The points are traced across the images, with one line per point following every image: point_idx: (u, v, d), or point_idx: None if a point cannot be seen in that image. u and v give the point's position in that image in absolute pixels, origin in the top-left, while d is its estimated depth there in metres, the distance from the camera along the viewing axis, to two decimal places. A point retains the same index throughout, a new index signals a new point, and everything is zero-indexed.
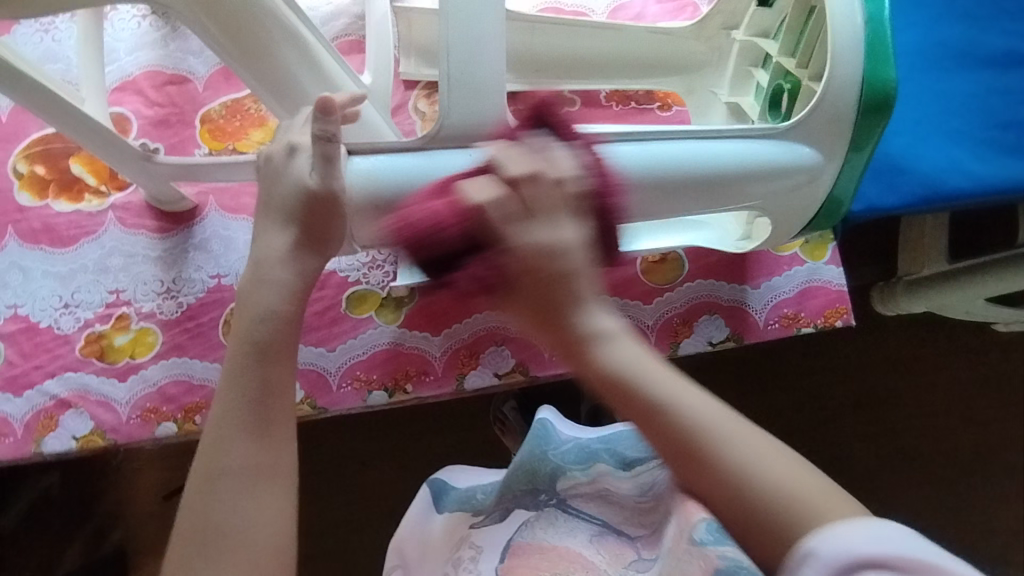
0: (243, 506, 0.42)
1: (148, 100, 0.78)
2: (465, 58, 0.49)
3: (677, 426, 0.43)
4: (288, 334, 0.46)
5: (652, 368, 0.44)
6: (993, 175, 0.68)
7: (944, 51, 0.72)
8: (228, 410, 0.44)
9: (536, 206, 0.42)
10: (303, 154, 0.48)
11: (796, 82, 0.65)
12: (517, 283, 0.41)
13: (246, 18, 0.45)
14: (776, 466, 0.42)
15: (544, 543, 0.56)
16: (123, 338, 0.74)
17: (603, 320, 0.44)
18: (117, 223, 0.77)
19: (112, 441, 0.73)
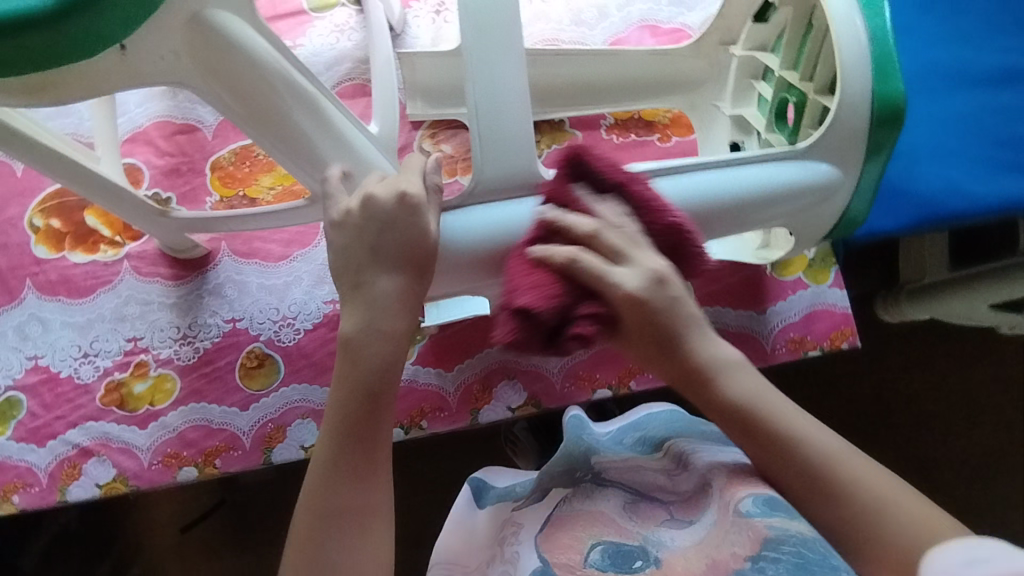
0: (347, 546, 0.47)
1: (158, 150, 0.80)
2: (493, 113, 0.50)
3: (801, 461, 0.47)
4: (389, 384, 0.50)
5: (756, 390, 0.49)
6: (990, 193, 0.69)
7: (939, 72, 0.72)
8: (338, 454, 0.49)
9: (613, 254, 0.48)
10: (421, 210, 0.50)
11: (800, 95, 0.63)
12: (622, 313, 0.48)
13: (258, 85, 0.46)
14: (888, 489, 0.46)
15: (580, 513, 0.56)
16: (142, 385, 0.76)
17: (719, 350, 0.50)
18: (133, 272, 0.79)
19: (135, 486, 0.74)
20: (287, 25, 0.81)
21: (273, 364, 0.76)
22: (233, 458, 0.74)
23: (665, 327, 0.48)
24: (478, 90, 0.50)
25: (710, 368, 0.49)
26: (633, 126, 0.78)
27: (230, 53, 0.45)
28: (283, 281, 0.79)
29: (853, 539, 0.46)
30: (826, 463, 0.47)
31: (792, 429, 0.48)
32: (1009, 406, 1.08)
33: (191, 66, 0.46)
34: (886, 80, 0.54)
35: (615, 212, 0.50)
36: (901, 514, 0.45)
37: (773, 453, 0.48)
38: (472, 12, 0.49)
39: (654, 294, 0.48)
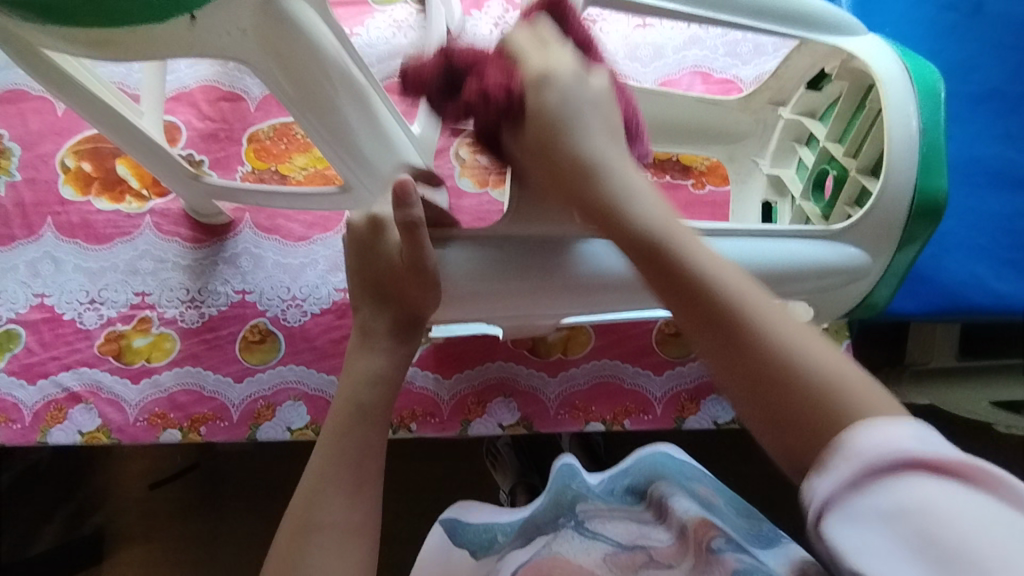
0: (327, 561, 0.45)
1: (200, 113, 0.80)
2: None
3: (634, 232, 0.43)
4: (389, 402, 0.52)
5: (697, 250, 0.41)
6: (1015, 295, 0.69)
7: (980, 168, 0.72)
8: (331, 468, 0.49)
9: (522, 52, 0.48)
10: (388, 227, 0.51)
11: (841, 169, 0.63)
12: (524, 121, 0.47)
13: (311, 68, 0.47)
14: (805, 350, 0.37)
15: (559, 555, 0.57)
16: (142, 341, 0.76)
17: (603, 152, 0.45)
18: (153, 227, 0.79)
19: (116, 440, 0.74)
20: (348, 13, 0.82)
21: (275, 341, 0.76)
22: (219, 428, 0.74)
23: (555, 118, 0.46)
24: None
25: (646, 237, 0.42)
26: (669, 168, 0.77)
27: (293, 33, 0.45)
28: (299, 262, 0.79)
29: (756, 403, 0.37)
30: (722, 298, 0.39)
31: (691, 263, 0.40)
32: None
33: (251, 41, 0.46)
34: (931, 173, 0.54)
35: (541, 28, 0.49)
36: (820, 370, 0.36)
37: (677, 290, 0.40)
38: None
39: (572, 80, 0.47)
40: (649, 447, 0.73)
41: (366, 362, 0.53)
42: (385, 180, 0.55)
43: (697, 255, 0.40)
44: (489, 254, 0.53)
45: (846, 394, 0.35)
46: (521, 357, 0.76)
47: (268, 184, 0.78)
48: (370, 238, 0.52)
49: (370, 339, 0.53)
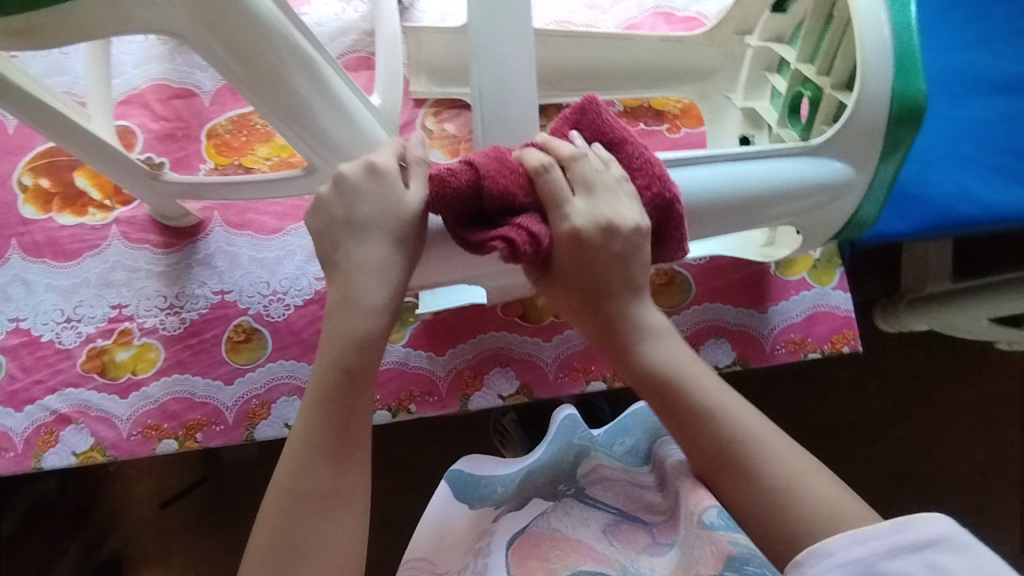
0: (320, 531, 0.45)
1: (154, 114, 0.78)
2: (500, 96, 0.48)
3: (706, 428, 0.48)
4: (374, 361, 0.48)
5: (701, 382, 0.50)
6: (1001, 202, 0.68)
7: (957, 77, 0.71)
8: (315, 433, 0.47)
9: (582, 185, 0.47)
10: (387, 177, 0.48)
11: (816, 89, 0.61)
12: (557, 254, 0.48)
13: (251, 37, 0.45)
14: (776, 474, 0.46)
15: (557, 534, 0.60)
16: (124, 354, 0.74)
17: (653, 318, 0.51)
18: (121, 237, 0.77)
19: (112, 457, 0.72)
20: None
21: (261, 339, 0.74)
22: (215, 433, 0.73)
23: (601, 294, 0.50)
24: (486, 69, 0.48)
25: (664, 377, 0.50)
26: (641, 115, 0.76)
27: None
28: (275, 255, 0.76)
29: (721, 476, 0.48)
30: (716, 433, 0.48)
31: (698, 414, 0.49)
32: (1005, 421, 1.07)
33: (186, 17, 0.44)
34: (909, 77, 0.52)
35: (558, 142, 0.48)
36: (808, 497, 0.45)
37: (677, 422, 0.49)
38: None
39: (624, 232, 0.48)
40: (648, 397, 0.71)
41: (346, 323, 0.47)
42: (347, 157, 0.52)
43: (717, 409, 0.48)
44: None
45: (828, 519, 0.44)
46: (513, 325, 0.74)
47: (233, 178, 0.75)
48: (371, 181, 0.47)
49: (352, 301, 0.47)
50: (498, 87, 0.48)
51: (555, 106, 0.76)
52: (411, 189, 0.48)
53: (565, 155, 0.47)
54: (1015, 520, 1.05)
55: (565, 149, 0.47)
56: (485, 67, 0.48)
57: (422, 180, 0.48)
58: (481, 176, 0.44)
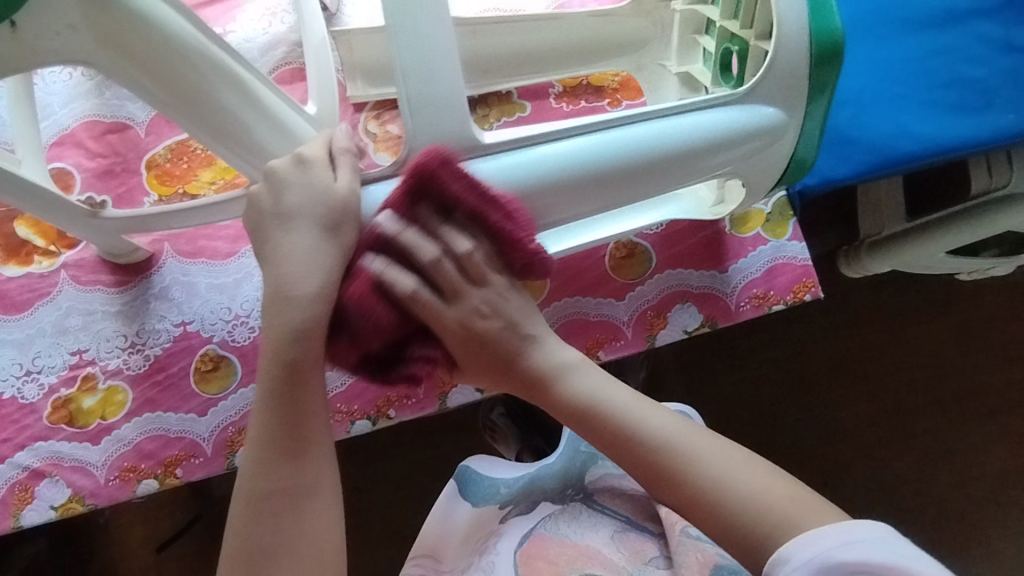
0: (286, 530, 0.46)
1: (88, 151, 0.76)
2: (422, 74, 0.47)
3: (644, 442, 0.47)
4: (316, 356, 0.47)
5: (617, 401, 0.49)
6: (939, 135, 0.70)
7: (882, 17, 0.73)
8: (267, 437, 0.47)
9: (463, 288, 0.48)
10: (316, 167, 0.48)
11: (743, 43, 0.61)
12: (463, 352, 0.50)
13: (169, 60, 0.44)
14: (718, 472, 0.46)
15: (566, 538, 0.63)
16: (91, 400, 0.72)
17: (564, 354, 0.51)
18: (71, 281, 0.75)
19: (92, 505, 0.71)
20: (216, 12, 0.77)
21: (230, 366, 0.73)
22: (195, 466, 0.72)
23: (506, 360, 0.50)
24: (405, 49, 0.46)
25: (582, 406, 0.49)
26: (582, 93, 0.77)
27: (136, 22, 0.43)
28: (232, 279, 0.75)
29: (665, 490, 0.47)
30: (658, 452, 0.47)
31: (639, 425, 0.48)
32: (976, 348, 1.10)
33: (97, 46, 0.43)
34: (823, 14, 0.53)
35: (453, 237, 0.48)
36: (749, 490, 0.45)
37: (613, 447, 0.49)
38: None
39: (544, 369, 0.50)
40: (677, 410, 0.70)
41: (287, 317, 0.46)
42: None
43: (650, 422, 0.48)
44: (516, 172, 0.50)
45: (776, 509, 0.44)
46: None
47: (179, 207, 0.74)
48: (300, 170, 0.47)
49: (293, 296, 0.46)
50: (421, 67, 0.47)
51: (496, 94, 0.76)
52: (340, 180, 0.48)
53: (431, 259, 0.47)
54: (997, 442, 1.08)
55: (428, 246, 0.47)
56: (405, 45, 0.46)
57: (347, 172, 0.49)
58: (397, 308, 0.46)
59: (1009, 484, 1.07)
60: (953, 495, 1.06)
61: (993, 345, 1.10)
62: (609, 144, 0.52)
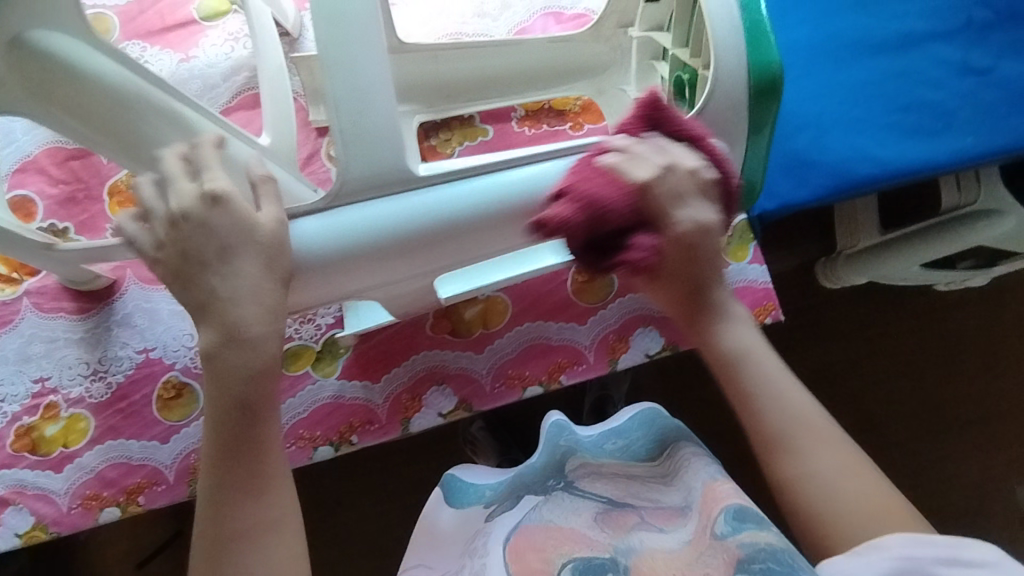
0: (252, 563, 0.47)
1: (51, 178, 0.76)
2: (356, 111, 0.47)
3: (763, 420, 0.54)
4: (266, 393, 0.48)
5: (764, 368, 0.55)
6: (897, 158, 0.70)
7: (839, 42, 0.73)
8: (224, 473, 0.48)
9: (661, 198, 0.50)
10: (231, 200, 0.46)
11: (693, 72, 0.62)
12: (664, 263, 0.52)
13: (106, 107, 0.45)
14: (825, 471, 0.51)
15: (549, 524, 0.62)
16: (54, 428, 0.72)
17: (736, 307, 0.57)
18: (34, 309, 0.75)
19: (56, 533, 0.71)
20: (178, 37, 0.77)
21: (192, 393, 0.73)
22: (158, 493, 0.72)
23: (693, 281, 0.54)
24: (340, 85, 0.47)
25: (732, 358, 0.55)
26: (543, 117, 0.77)
27: (70, 72, 0.43)
28: None
29: (774, 462, 0.53)
30: (768, 431, 0.53)
31: (753, 400, 0.54)
32: (952, 359, 1.10)
33: (34, 100, 0.45)
34: (760, 47, 0.54)
35: (631, 143, 0.51)
36: (850, 497, 0.51)
37: (739, 408, 0.55)
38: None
39: (710, 235, 0.52)
40: (645, 405, 0.74)
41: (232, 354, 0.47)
42: None
43: (765, 399, 0.54)
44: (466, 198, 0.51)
45: (865, 518, 0.50)
46: (445, 342, 0.74)
47: None
48: (214, 214, 0.45)
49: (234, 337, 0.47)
50: (353, 107, 0.47)
51: (458, 119, 0.76)
52: (262, 211, 0.47)
53: (645, 176, 0.49)
54: (974, 452, 1.08)
55: (638, 168, 0.50)
56: (337, 86, 0.47)
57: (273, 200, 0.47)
58: (595, 208, 0.48)
59: (986, 494, 1.08)
60: (931, 507, 1.06)
61: (970, 356, 1.10)
62: (547, 177, 0.52)
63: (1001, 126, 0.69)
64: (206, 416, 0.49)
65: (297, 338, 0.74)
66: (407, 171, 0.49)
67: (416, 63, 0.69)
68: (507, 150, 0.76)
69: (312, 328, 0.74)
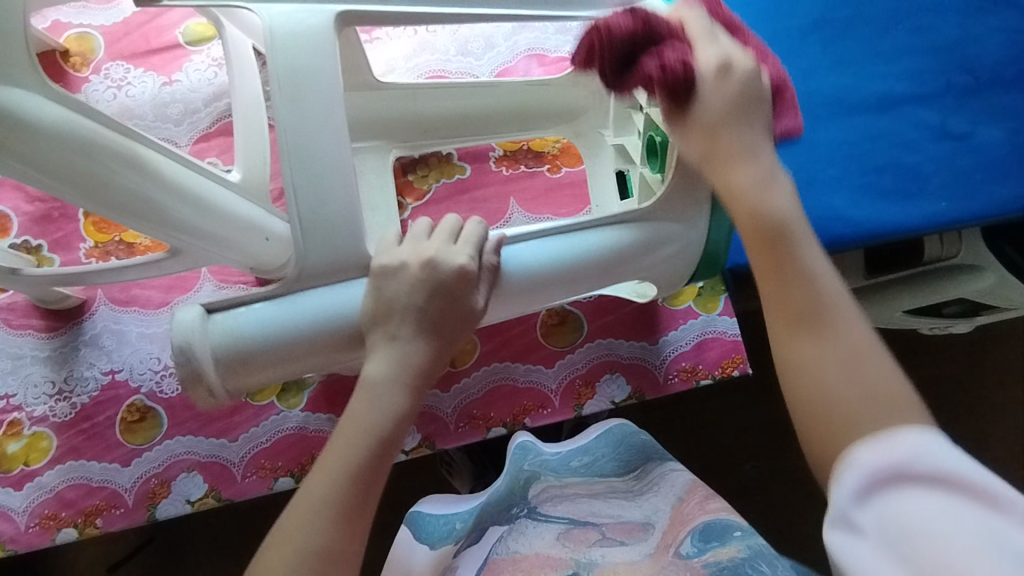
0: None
1: (28, 195, 0.76)
2: (313, 200, 0.51)
3: (796, 297, 0.46)
4: (386, 450, 0.48)
5: (808, 258, 0.47)
6: (870, 219, 0.70)
7: (820, 100, 0.73)
8: (316, 506, 0.45)
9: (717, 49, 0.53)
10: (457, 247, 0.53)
11: (664, 135, 0.62)
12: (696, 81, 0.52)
13: (56, 153, 0.46)
14: (840, 369, 0.43)
15: (517, 555, 0.58)
16: (15, 445, 0.72)
17: (768, 150, 0.51)
18: (3, 325, 0.75)
19: (13, 551, 0.70)
20: (162, 61, 0.78)
21: (156, 417, 0.73)
22: (116, 516, 0.71)
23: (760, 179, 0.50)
24: (298, 171, 0.51)
25: (773, 226, 0.48)
26: (521, 158, 0.77)
27: (18, 121, 0.45)
28: (163, 329, 0.75)
29: (791, 341, 0.45)
30: (800, 309, 0.45)
31: (791, 269, 0.47)
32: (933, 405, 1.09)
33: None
34: None
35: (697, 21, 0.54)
36: (857, 391, 0.42)
37: (771, 279, 0.47)
38: (285, 83, 0.50)
39: (746, 79, 0.52)
40: (614, 422, 0.73)
41: None
42: (218, 236, 0.57)
43: (812, 264, 0.47)
44: (534, 263, 0.56)
45: (867, 407, 0.41)
46: None
47: (114, 256, 0.75)
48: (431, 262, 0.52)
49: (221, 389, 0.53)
50: (307, 176, 0.51)
51: (436, 155, 0.76)
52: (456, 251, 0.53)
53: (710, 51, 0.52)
54: None
55: (702, 45, 0.53)
56: (294, 168, 0.51)
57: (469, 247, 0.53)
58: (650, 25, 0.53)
59: None
60: None
61: (953, 401, 1.09)
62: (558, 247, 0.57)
63: (975, 192, 0.69)
64: (325, 451, 0.49)
65: None
66: (360, 251, 0.53)
67: (391, 99, 0.70)
68: (484, 189, 0.76)
69: None
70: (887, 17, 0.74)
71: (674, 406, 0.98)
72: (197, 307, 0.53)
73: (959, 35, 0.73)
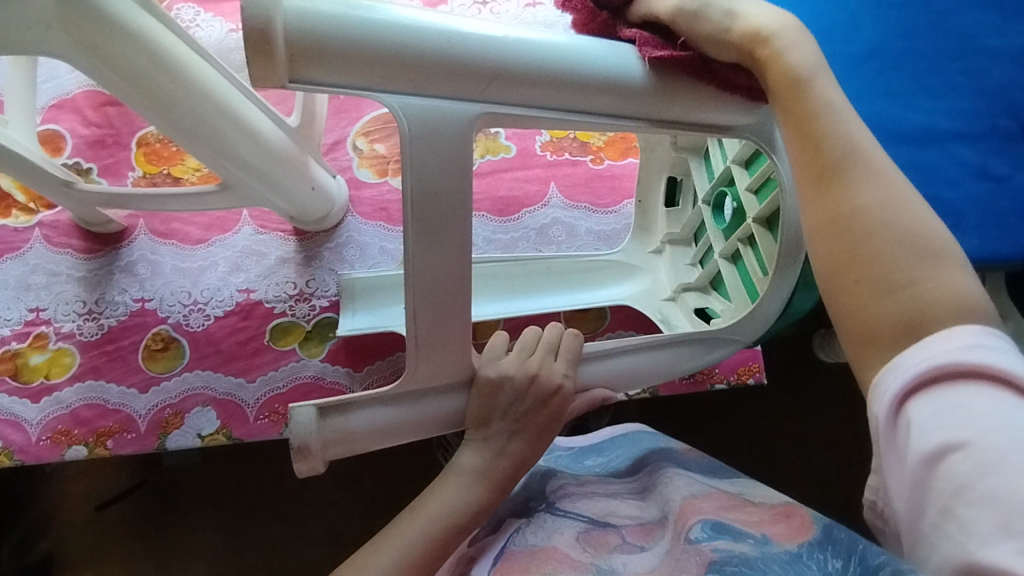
0: None
1: (84, 119, 0.78)
2: (436, 320, 0.50)
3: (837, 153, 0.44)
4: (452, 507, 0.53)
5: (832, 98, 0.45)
6: None
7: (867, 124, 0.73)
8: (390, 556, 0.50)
9: None
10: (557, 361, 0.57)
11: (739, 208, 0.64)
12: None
13: (156, 77, 0.48)
14: (893, 242, 0.41)
15: (534, 547, 0.52)
16: (39, 358, 0.74)
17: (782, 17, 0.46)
18: (44, 241, 0.77)
19: (20, 461, 0.71)
20: (231, 9, 0.81)
21: (179, 348, 0.74)
22: (127, 440, 0.72)
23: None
24: (423, 296, 0.48)
25: (795, 75, 0.45)
26: (566, 145, 0.80)
27: (129, 38, 0.46)
28: (198, 265, 0.77)
29: (826, 190, 0.44)
30: (835, 158, 0.44)
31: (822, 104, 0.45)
32: None
33: (82, 52, 0.47)
34: None
35: None
36: (896, 235, 0.41)
37: (798, 114, 0.45)
38: (418, 202, 0.46)
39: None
40: (629, 429, 0.70)
41: None
42: (267, 175, 0.60)
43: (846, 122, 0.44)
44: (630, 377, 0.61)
45: (910, 253, 0.41)
46: None
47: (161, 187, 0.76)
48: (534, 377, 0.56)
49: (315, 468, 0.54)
50: (427, 294, 0.49)
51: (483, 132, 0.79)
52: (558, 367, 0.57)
53: None
54: None
55: None
56: (419, 293, 0.48)
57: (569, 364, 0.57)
58: None
59: None
60: None
61: None
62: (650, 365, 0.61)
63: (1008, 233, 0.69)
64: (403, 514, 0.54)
65: (290, 316, 0.76)
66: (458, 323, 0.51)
67: None
68: (524, 173, 0.78)
69: (306, 308, 0.76)
70: (940, 54, 0.76)
71: (709, 402, 0.90)
72: (312, 407, 0.54)
73: (1007, 81, 0.75)
